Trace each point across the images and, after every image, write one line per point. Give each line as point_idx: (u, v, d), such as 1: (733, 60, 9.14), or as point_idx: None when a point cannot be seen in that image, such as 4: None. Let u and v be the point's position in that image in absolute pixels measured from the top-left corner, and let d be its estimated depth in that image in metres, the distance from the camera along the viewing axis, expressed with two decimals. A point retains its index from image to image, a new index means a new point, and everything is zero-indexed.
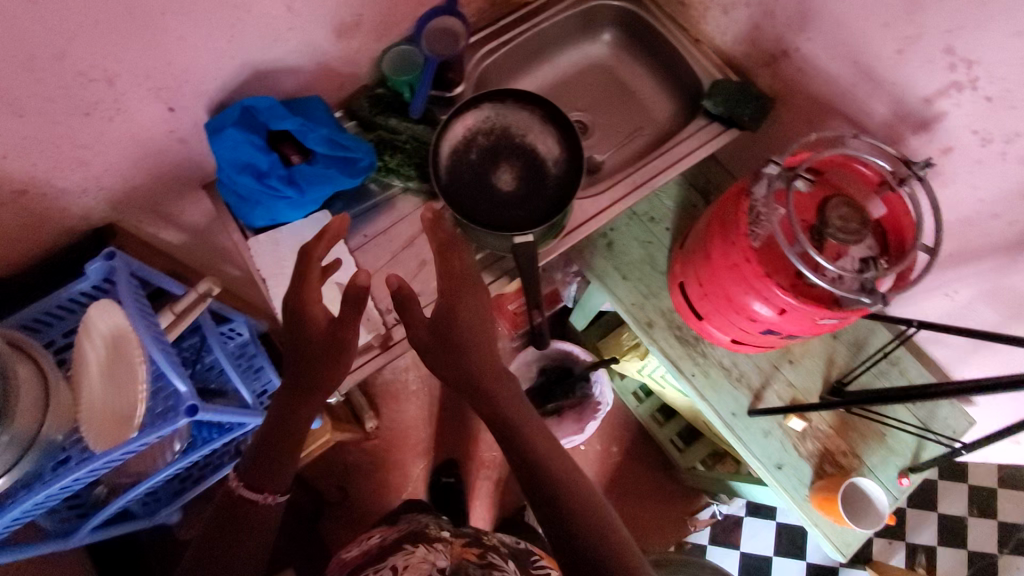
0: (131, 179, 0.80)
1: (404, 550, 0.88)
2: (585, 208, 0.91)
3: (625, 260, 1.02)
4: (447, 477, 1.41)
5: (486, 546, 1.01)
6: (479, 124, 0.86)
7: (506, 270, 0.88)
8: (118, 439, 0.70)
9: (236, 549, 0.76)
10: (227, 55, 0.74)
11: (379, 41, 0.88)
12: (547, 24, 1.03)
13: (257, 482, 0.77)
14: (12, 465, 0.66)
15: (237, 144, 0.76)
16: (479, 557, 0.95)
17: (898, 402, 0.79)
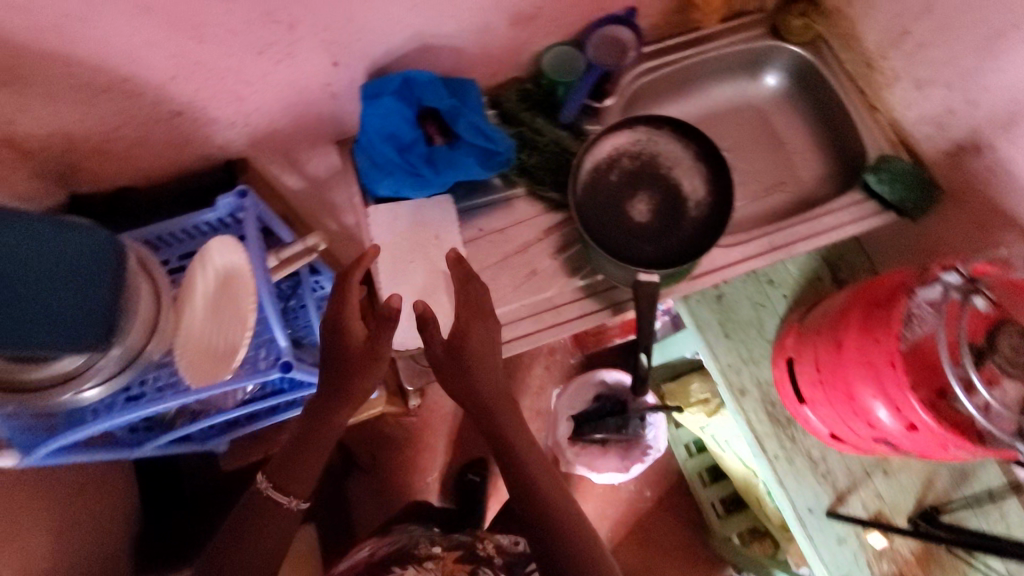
0: (276, 121, 0.80)
1: None
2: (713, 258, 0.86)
3: (732, 319, 0.96)
4: (473, 475, 1.40)
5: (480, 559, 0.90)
6: (628, 145, 0.81)
7: (614, 302, 0.83)
8: (208, 377, 0.70)
9: (255, 544, 0.73)
10: (403, 22, 0.72)
11: (546, 36, 0.84)
12: (715, 55, 0.96)
13: (284, 486, 0.76)
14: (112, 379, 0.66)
15: (391, 113, 0.75)
16: None
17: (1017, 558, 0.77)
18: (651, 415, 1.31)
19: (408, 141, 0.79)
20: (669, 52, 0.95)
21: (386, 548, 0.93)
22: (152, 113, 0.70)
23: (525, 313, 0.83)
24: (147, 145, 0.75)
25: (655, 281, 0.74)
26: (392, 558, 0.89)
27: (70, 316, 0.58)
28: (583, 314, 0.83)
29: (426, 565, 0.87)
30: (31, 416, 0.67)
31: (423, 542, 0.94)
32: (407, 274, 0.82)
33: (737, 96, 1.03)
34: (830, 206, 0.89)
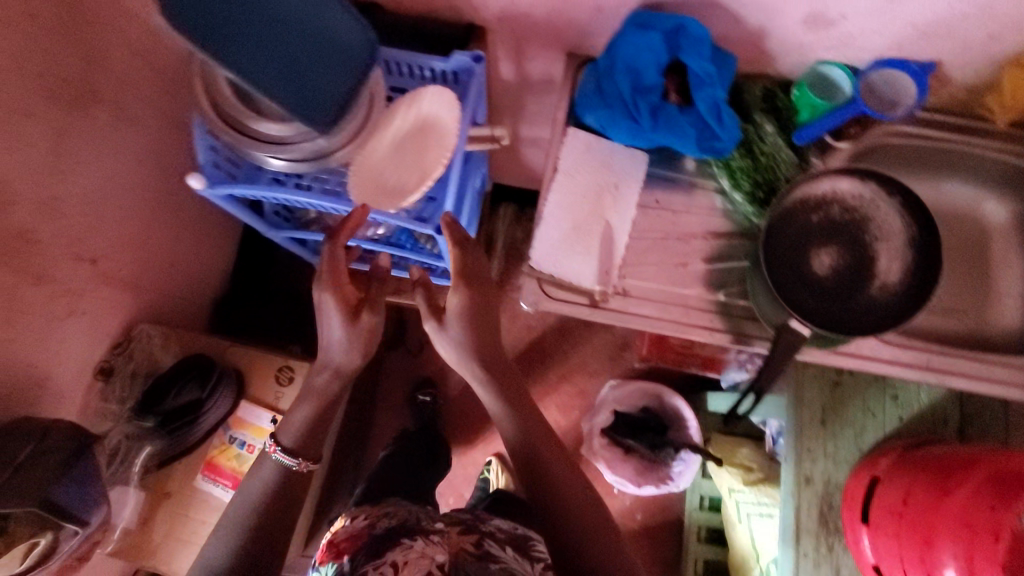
0: (532, 6, 0.80)
1: (402, 545, 0.72)
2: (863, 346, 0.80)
3: (837, 412, 0.92)
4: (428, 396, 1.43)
5: (484, 528, 0.79)
6: (847, 195, 0.76)
7: (740, 333, 0.79)
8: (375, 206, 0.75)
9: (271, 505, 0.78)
10: None
11: (827, 50, 0.78)
12: (975, 151, 0.86)
13: (296, 446, 0.81)
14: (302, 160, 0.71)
15: (650, 51, 0.71)
16: (478, 548, 0.75)
17: None
18: (686, 452, 1.30)
19: (647, 86, 0.75)
20: (930, 125, 0.85)
21: (385, 522, 0.80)
22: None
23: (660, 296, 0.80)
24: None
25: (805, 334, 0.71)
26: (393, 532, 0.76)
27: (318, 92, 0.65)
28: (710, 328, 0.79)
29: (433, 539, 0.75)
30: (224, 157, 0.75)
31: (424, 517, 0.82)
32: (573, 205, 0.81)
33: (970, 204, 0.92)
34: (1002, 356, 0.82)
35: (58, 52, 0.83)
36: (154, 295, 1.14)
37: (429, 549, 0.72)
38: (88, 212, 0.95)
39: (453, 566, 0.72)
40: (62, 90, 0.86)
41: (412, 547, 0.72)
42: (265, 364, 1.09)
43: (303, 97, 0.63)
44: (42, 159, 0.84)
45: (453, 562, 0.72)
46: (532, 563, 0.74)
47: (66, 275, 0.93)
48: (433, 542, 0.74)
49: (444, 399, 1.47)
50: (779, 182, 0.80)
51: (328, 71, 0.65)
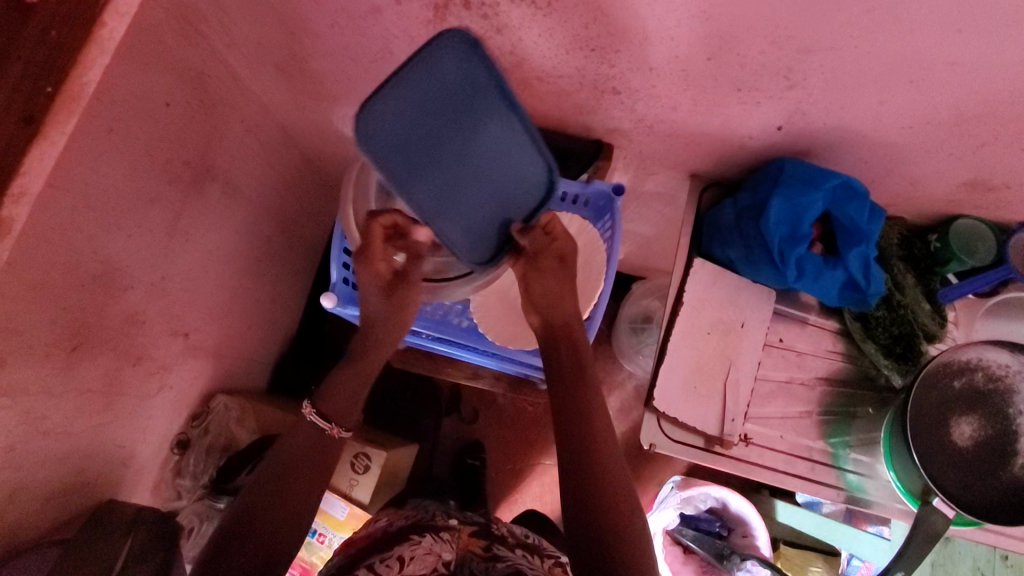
0: (672, 136, 0.78)
1: (411, 539, 0.84)
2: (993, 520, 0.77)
3: (947, 570, 0.90)
4: (472, 459, 1.39)
5: (494, 535, 0.91)
6: (992, 363, 0.73)
7: (859, 491, 0.78)
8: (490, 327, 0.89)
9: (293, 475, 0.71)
10: (878, 132, 0.66)
11: (976, 207, 0.75)
12: None
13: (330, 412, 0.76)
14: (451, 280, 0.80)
15: (813, 208, 0.69)
16: (484, 550, 0.86)
17: None
18: (752, 564, 1.19)
19: (801, 237, 0.72)
20: None
21: (402, 521, 0.93)
22: (597, 81, 0.71)
23: (778, 443, 0.78)
24: (561, 96, 0.76)
25: (950, 516, 0.69)
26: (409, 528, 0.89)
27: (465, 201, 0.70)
28: (829, 483, 0.77)
29: (440, 537, 0.87)
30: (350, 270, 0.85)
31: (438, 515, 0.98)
32: (699, 343, 0.78)
33: None
34: None
35: (188, 137, 0.82)
36: (231, 361, 1.12)
37: (435, 546, 0.84)
38: (189, 288, 0.93)
39: (459, 560, 0.84)
40: (184, 171, 0.83)
41: (421, 544, 0.84)
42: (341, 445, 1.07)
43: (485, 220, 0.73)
44: (158, 243, 0.83)
45: (458, 557, 0.84)
46: (537, 560, 0.84)
47: (161, 351, 0.91)
48: (440, 540, 0.86)
49: (495, 473, 1.41)
50: (917, 338, 0.77)
51: (504, 189, 0.72)
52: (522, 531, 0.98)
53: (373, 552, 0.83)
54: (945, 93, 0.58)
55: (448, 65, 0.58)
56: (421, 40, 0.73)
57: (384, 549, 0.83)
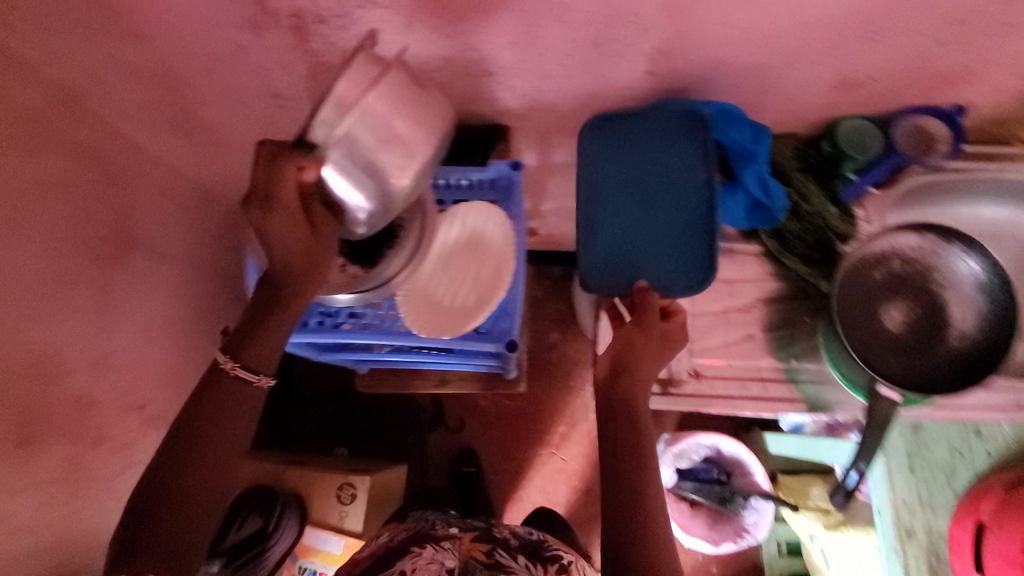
0: (560, 104, 0.81)
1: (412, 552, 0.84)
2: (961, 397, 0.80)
3: (925, 457, 0.88)
4: (469, 467, 1.37)
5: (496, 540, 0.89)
6: (906, 248, 0.75)
7: (817, 399, 0.80)
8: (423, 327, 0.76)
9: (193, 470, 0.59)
10: (739, 56, 0.69)
11: (855, 106, 0.78)
12: (1012, 176, 0.85)
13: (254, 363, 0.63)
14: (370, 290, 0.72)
15: (698, 140, 0.72)
16: (487, 556, 0.84)
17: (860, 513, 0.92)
18: (757, 500, 1.22)
19: (696, 169, 0.76)
20: (968, 160, 0.85)
21: (402, 534, 0.92)
22: (469, 66, 0.73)
23: (729, 371, 0.81)
24: (444, 89, 0.78)
25: (897, 400, 0.69)
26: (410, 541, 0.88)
27: (633, 251, 0.80)
28: (785, 397, 0.80)
29: (443, 545, 0.86)
30: None
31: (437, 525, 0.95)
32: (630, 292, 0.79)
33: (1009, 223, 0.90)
34: None
35: (99, 214, 0.82)
36: None
37: (437, 555, 0.83)
38: (133, 360, 0.92)
39: (462, 567, 0.82)
40: (103, 248, 0.83)
41: (421, 555, 0.84)
42: (323, 480, 1.06)
43: (622, 264, 0.81)
44: (89, 324, 0.82)
45: (462, 565, 0.82)
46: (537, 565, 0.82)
47: (119, 430, 0.90)
48: (442, 548, 0.85)
49: (495, 474, 1.41)
50: (832, 240, 0.80)
51: (662, 261, 0.79)
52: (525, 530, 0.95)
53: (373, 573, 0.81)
54: (782, 5, 0.61)
55: (654, 124, 0.76)
56: (293, 65, 0.74)
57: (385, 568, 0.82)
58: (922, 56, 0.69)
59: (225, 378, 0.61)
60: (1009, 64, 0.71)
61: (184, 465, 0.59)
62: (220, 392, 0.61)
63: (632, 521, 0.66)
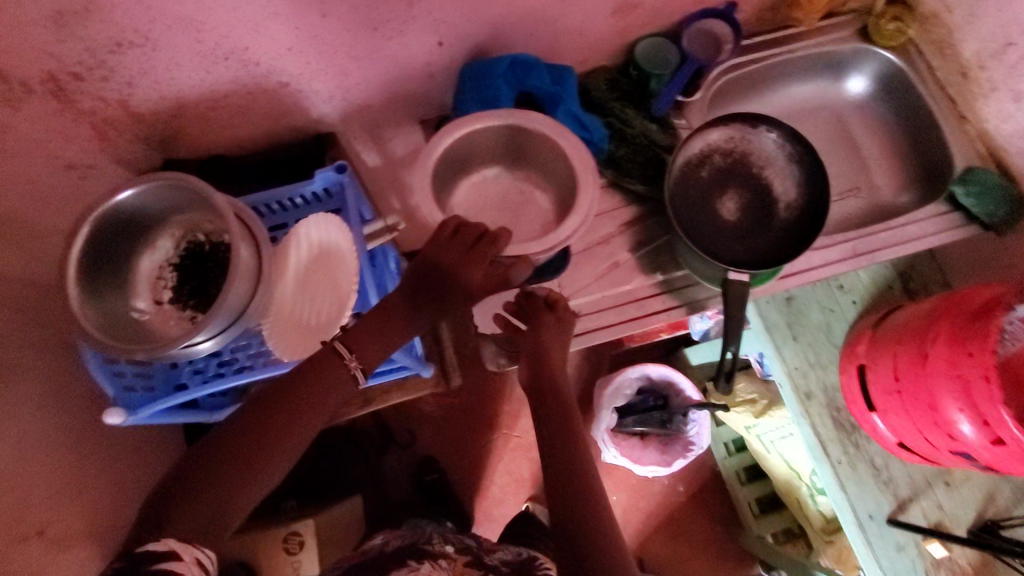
0: (371, 97, 0.80)
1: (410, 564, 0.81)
2: (812, 257, 0.89)
3: (802, 323, 0.96)
4: (428, 475, 1.35)
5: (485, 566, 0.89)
6: (719, 142, 0.80)
7: (690, 301, 0.84)
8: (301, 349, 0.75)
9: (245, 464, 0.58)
10: (514, 5, 0.71)
11: (642, 26, 0.83)
12: (802, 53, 0.94)
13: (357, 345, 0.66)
14: (222, 331, 0.69)
15: (503, 95, 0.74)
16: None
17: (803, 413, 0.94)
18: (694, 413, 1.27)
19: None
20: (758, 49, 0.92)
21: (399, 539, 0.90)
22: (260, 83, 0.71)
23: (608, 303, 0.84)
24: (247, 113, 0.76)
25: (746, 279, 0.74)
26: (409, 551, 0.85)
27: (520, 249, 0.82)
28: (664, 309, 0.84)
29: (439, 562, 0.84)
30: (133, 377, 0.72)
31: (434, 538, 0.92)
32: None
33: (818, 96, 1.01)
34: (912, 215, 0.90)
35: None
36: (123, 530, 1.03)
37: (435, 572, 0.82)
38: (15, 488, 0.83)
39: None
40: None
41: (419, 569, 0.81)
42: (266, 540, 1.01)
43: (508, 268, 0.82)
44: None
45: None
46: None
47: (24, 564, 0.81)
48: (439, 565, 0.83)
49: (458, 474, 1.39)
50: (659, 153, 0.84)
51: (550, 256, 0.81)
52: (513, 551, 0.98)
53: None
54: None
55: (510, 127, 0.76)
56: (75, 132, 0.70)
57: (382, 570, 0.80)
58: None
59: (335, 368, 0.64)
60: None
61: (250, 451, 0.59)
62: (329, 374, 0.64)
63: (565, 476, 0.61)
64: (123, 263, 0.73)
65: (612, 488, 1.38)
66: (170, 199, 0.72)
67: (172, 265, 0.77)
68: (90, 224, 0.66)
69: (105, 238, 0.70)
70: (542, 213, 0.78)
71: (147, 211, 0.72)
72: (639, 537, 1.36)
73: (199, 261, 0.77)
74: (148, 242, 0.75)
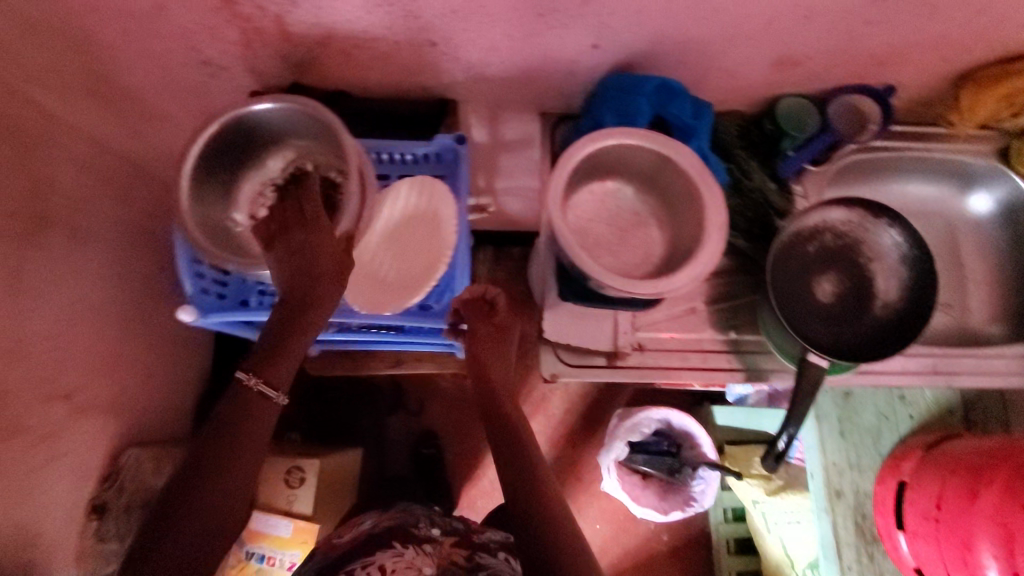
0: (506, 77, 0.79)
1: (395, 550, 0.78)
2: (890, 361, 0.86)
3: (853, 421, 0.94)
4: (427, 449, 1.35)
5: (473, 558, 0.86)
6: (836, 222, 0.78)
7: (754, 368, 0.82)
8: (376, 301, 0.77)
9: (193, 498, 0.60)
10: (681, 30, 0.70)
11: (792, 84, 0.81)
12: (936, 154, 0.91)
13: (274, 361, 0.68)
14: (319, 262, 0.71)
15: (642, 114, 0.72)
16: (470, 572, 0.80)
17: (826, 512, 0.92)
18: (705, 470, 1.25)
19: None
20: (897, 139, 0.89)
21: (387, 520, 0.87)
22: (411, 35, 0.71)
23: (673, 345, 0.82)
24: (386, 59, 0.76)
25: (825, 366, 0.73)
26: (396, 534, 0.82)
27: None
28: (726, 368, 0.82)
29: (425, 549, 0.79)
30: (210, 280, 0.74)
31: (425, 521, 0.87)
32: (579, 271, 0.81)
33: (935, 202, 0.97)
34: (1000, 349, 0.88)
35: (10, 188, 0.75)
36: (137, 413, 1.05)
37: (418, 560, 0.77)
38: (57, 346, 0.85)
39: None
40: (13, 226, 0.75)
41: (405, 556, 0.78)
42: (269, 466, 1.03)
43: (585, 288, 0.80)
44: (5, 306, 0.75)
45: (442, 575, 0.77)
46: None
47: (42, 419, 0.83)
48: (424, 552, 0.78)
49: (454, 457, 1.39)
50: (771, 216, 0.82)
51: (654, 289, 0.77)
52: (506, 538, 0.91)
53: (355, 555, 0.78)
54: None
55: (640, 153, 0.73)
56: (223, 30, 0.71)
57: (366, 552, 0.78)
58: (852, 35, 0.71)
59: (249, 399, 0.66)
60: (932, 45, 0.75)
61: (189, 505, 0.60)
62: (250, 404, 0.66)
63: None
64: (235, 171, 0.76)
65: (598, 516, 1.37)
66: (296, 124, 0.75)
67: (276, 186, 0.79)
68: (220, 125, 0.70)
69: (228, 144, 0.73)
70: (650, 251, 0.75)
71: (271, 129, 0.75)
72: (610, 572, 1.35)
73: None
74: (261, 160, 0.78)
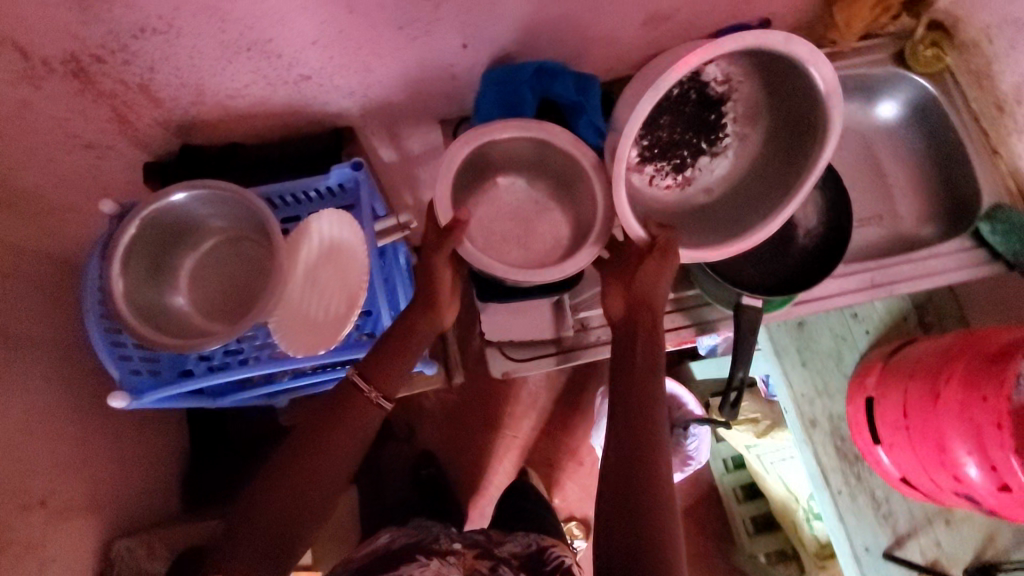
0: (391, 94, 0.79)
1: (418, 560, 0.77)
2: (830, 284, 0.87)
3: (812, 349, 0.95)
4: (426, 469, 1.35)
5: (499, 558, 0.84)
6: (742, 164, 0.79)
7: (701, 321, 0.84)
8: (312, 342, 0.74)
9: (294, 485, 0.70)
10: (543, 11, 0.70)
11: (672, 38, 0.81)
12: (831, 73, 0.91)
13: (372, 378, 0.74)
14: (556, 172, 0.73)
15: (526, 101, 0.73)
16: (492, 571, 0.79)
17: (806, 446, 0.93)
18: (695, 427, 1.26)
19: None
20: None
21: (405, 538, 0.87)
22: (281, 74, 0.71)
23: None
24: (266, 103, 0.76)
25: (760, 306, 0.73)
26: (413, 548, 0.82)
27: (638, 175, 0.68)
28: (674, 328, 0.84)
29: (448, 559, 0.79)
30: (140, 360, 0.74)
31: (441, 537, 0.86)
32: None
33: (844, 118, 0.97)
34: (933, 249, 0.89)
35: None
36: (121, 505, 1.04)
37: (443, 567, 0.76)
38: (16, 457, 0.84)
39: None
40: None
41: (427, 565, 0.76)
42: None
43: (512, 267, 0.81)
44: None
45: None
46: None
47: (19, 533, 0.82)
48: (448, 561, 0.78)
49: (455, 469, 1.39)
50: None
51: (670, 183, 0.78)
52: (522, 541, 0.90)
53: (376, 572, 0.76)
54: None
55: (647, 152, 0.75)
56: (94, 111, 0.70)
57: (390, 567, 0.77)
58: None
59: (360, 403, 0.74)
60: None
61: (290, 483, 0.70)
62: (356, 409, 0.73)
63: None
64: (162, 261, 0.74)
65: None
66: (215, 211, 0.74)
67: (209, 267, 0.78)
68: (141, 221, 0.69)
69: (150, 239, 0.71)
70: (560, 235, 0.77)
71: (191, 219, 0.74)
72: None
73: (236, 266, 0.78)
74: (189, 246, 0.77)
